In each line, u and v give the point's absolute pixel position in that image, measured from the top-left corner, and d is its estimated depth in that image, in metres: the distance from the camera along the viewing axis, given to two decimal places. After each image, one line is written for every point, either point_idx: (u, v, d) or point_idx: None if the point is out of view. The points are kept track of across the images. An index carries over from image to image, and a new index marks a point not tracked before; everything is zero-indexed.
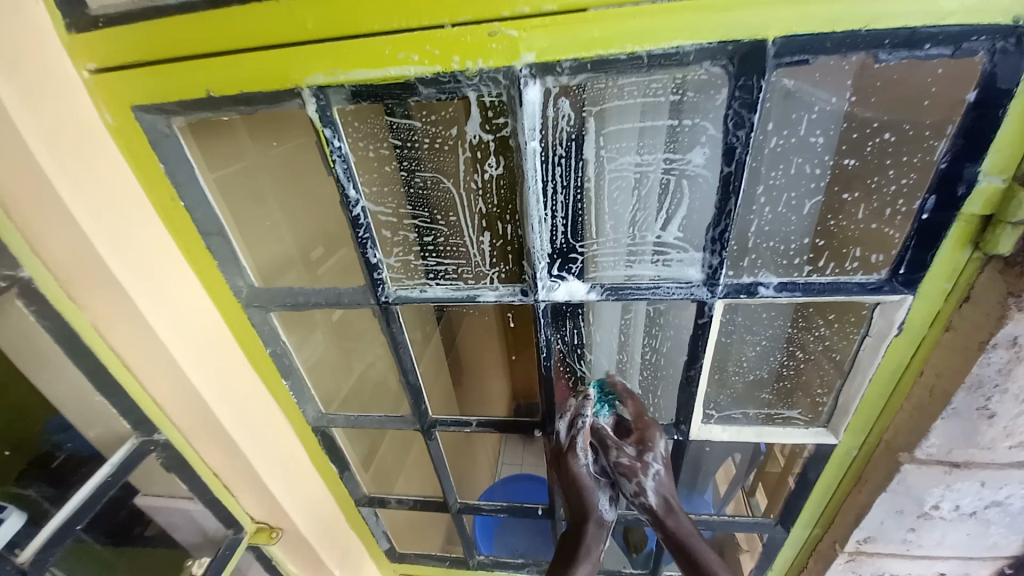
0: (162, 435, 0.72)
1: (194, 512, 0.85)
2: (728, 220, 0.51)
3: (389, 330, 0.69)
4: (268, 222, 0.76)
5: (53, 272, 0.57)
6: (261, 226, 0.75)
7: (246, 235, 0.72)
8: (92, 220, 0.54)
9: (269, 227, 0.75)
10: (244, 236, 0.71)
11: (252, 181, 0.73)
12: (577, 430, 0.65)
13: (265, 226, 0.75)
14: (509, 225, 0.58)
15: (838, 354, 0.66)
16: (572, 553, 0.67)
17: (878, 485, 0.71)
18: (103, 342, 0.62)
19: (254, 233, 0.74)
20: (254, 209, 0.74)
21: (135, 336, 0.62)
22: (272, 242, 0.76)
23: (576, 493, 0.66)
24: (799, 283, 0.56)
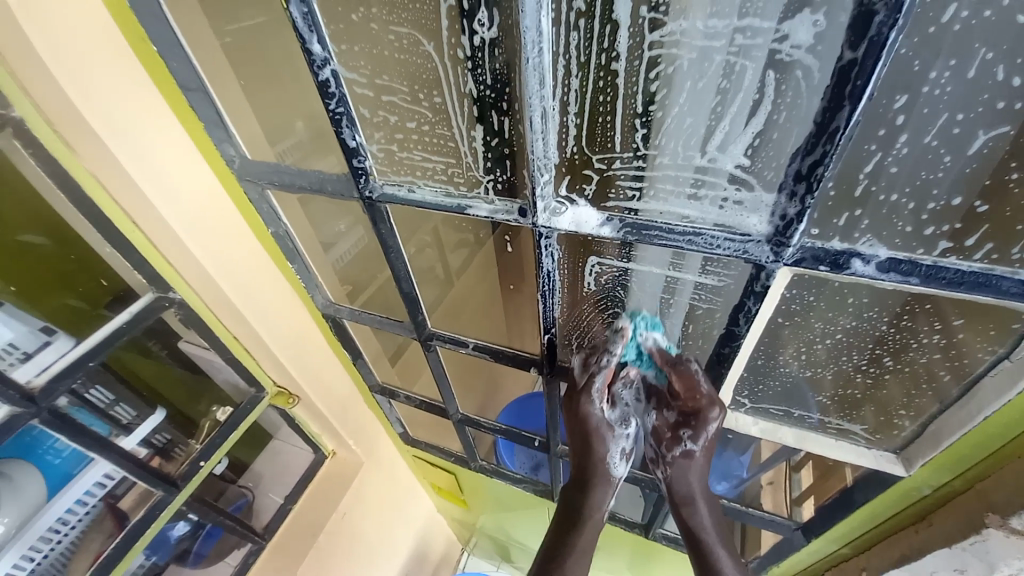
0: (176, 294, 0.75)
1: (221, 367, 0.92)
2: (829, 145, 0.33)
3: (378, 230, 0.62)
4: (303, 101, 0.60)
5: (42, 113, 0.55)
6: (296, 115, 0.61)
7: (267, 124, 0.64)
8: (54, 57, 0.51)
9: (305, 108, 0.60)
10: (256, 118, 0.64)
11: (280, 44, 0.57)
12: (599, 368, 0.60)
13: (300, 110, 0.60)
14: (506, 117, 0.44)
15: (944, 373, 0.46)
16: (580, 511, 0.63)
17: (944, 536, 0.54)
18: (108, 196, 0.63)
19: (278, 123, 0.63)
20: (287, 92, 0.61)
21: (128, 190, 0.62)
22: (309, 133, 0.62)
23: (590, 439, 0.62)
24: (919, 266, 0.37)
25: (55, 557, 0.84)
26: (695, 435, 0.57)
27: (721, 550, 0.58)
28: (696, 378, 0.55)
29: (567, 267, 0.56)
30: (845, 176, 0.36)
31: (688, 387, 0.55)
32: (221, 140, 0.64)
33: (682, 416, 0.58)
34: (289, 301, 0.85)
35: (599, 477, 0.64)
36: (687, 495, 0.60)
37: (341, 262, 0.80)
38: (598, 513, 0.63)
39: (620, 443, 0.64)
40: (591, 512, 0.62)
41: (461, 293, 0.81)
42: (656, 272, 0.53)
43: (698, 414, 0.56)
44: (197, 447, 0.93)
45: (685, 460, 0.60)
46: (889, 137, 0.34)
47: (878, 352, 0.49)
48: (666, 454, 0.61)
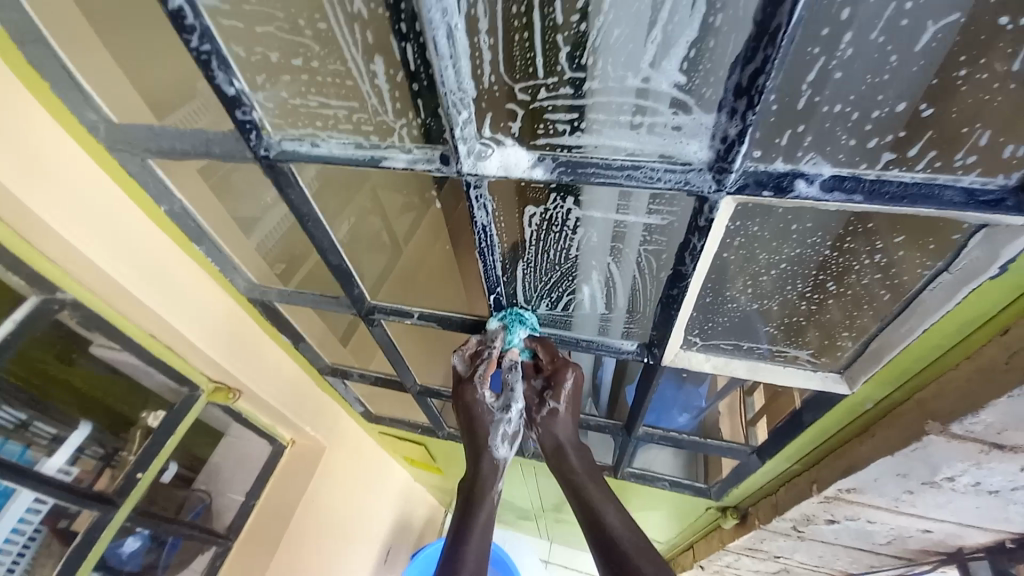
0: (65, 294, 0.66)
1: (142, 369, 0.82)
2: (770, 48, 0.29)
3: (287, 196, 0.54)
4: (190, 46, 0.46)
5: None
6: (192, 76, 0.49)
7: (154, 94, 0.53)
8: None
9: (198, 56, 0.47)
10: (131, 84, 0.53)
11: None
12: (479, 359, 0.65)
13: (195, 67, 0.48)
14: (407, 44, 0.36)
15: (885, 293, 0.46)
16: (473, 492, 0.62)
17: (887, 445, 0.57)
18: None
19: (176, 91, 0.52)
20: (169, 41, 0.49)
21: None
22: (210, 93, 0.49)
23: (477, 423, 0.65)
24: (862, 181, 0.36)
25: None
26: (555, 394, 0.64)
27: (607, 506, 0.57)
28: (552, 348, 0.66)
29: (503, 216, 0.50)
30: (788, 86, 0.32)
31: (550, 355, 0.65)
32: (77, 103, 0.53)
33: (545, 382, 0.64)
34: (205, 284, 0.76)
35: (488, 456, 0.65)
36: (569, 463, 0.63)
37: (265, 242, 0.70)
38: (492, 493, 0.63)
39: (503, 426, 0.65)
40: (487, 491, 0.62)
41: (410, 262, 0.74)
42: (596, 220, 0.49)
43: (556, 375, 0.64)
44: (132, 458, 0.84)
45: (550, 419, 0.64)
46: (832, 38, 0.30)
47: (822, 278, 0.47)
48: (535, 417, 0.65)
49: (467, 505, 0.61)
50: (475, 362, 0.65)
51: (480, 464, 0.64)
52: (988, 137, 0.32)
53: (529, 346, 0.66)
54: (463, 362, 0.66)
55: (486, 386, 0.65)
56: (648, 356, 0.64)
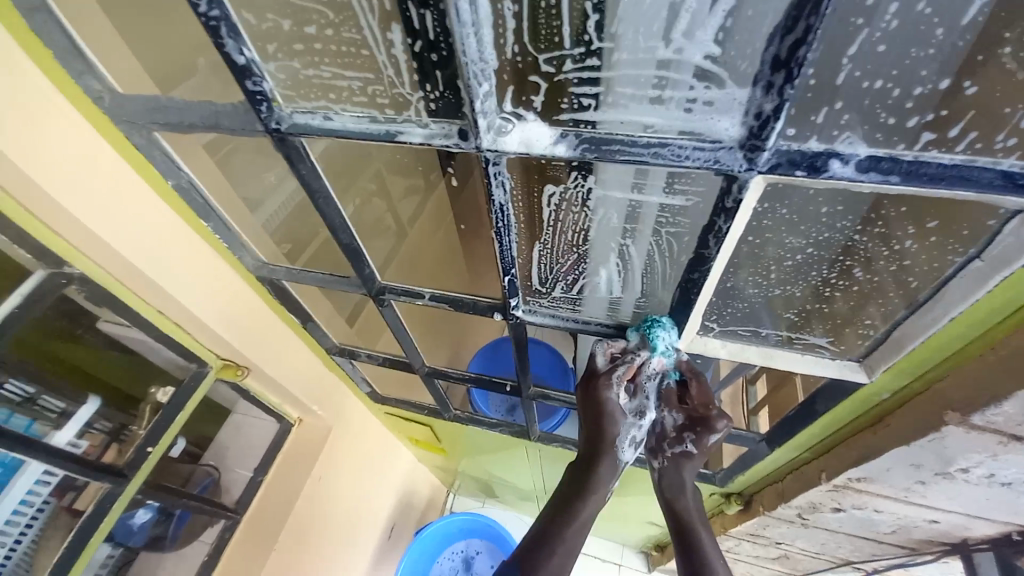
0: (74, 268, 0.65)
1: (151, 346, 0.82)
2: (814, 17, 0.27)
3: (298, 172, 0.53)
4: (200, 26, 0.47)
5: None
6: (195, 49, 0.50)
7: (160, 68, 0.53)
8: None
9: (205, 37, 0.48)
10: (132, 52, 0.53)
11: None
12: (622, 361, 0.61)
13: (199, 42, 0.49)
14: (427, 11, 0.34)
15: (913, 280, 0.45)
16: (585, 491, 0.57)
17: (902, 436, 0.56)
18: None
19: (178, 64, 0.52)
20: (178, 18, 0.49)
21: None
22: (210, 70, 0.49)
23: (603, 422, 0.59)
24: (900, 162, 0.34)
25: (19, 558, 0.76)
26: (699, 440, 0.60)
27: (706, 539, 0.57)
28: (710, 391, 0.60)
29: (521, 197, 0.49)
30: (829, 59, 0.30)
31: (703, 397, 0.60)
32: (80, 71, 0.52)
33: (692, 421, 0.60)
34: (214, 263, 0.75)
35: (610, 456, 0.59)
36: (676, 486, 0.60)
37: (272, 220, 0.70)
38: (604, 490, 0.58)
39: (631, 432, 0.61)
40: (594, 489, 0.57)
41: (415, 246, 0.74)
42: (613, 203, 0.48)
43: (709, 419, 0.59)
44: (142, 433, 0.85)
45: (681, 458, 0.61)
46: (879, 7, 0.28)
47: (847, 263, 0.46)
48: (664, 450, 0.62)
49: (566, 500, 0.57)
50: (618, 364, 0.61)
51: (593, 464, 0.59)
52: None
53: (680, 370, 0.61)
54: (608, 362, 0.61)
55: (621, 388, 0.60)
56: None
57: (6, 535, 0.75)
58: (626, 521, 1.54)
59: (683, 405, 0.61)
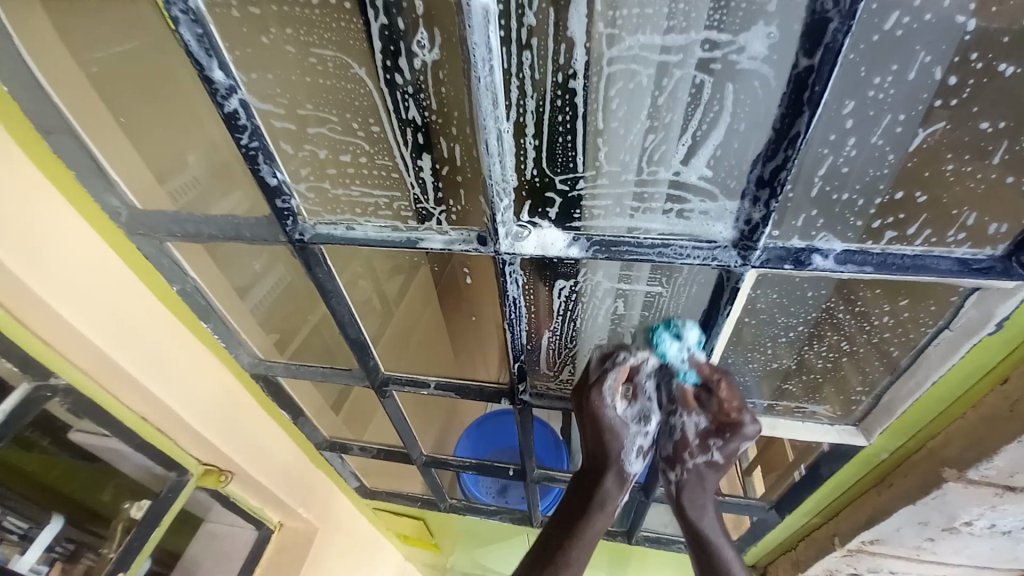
0: (60, 379, 0.62)
1: (129, 456, 0.76)
2: (791, 149, 0.33)
3: (314, 276, 0.55)
4: (198, 131, 0.52)
5: None
6: (187, 147, 0.54)
7: (150, 158, 0.55)
8: None
9: (201, 139, 0.53)
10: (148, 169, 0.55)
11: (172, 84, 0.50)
12: (611, 365, 0.53)
13: (194, 142, 0.53)
14: (456, 144, 0.40)
15: (894, 349, 0.50)
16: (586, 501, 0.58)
17: (906, 495, 0.58)
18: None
19: (168, 157, 0.55)
20: (171, 121, 0.53)
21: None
22: (206, 167, 0.54)
23: (607, 440, 0.57)
24: (870, 255, 0.39)
25: None
26: (726, 444, 0.56)
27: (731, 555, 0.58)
28: (735, 390, 0.53)
29: (532, 291, 0.53)
30: (802, 178, 0.37)
31: (727, 398, 0.53)
32: (100, 190, 0.54)
33: (717, 425, 0.55)
34: (209, 363, 0.73)
35: (616, 470, 0.58)
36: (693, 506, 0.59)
37: (263, 306, 0.70)
38: (610, 504, 0.58)
39: (637, 438, 0.58)
40: (602, 501, 0.58)
41: (403, 321, 0.76)
42: (608, 295, 0.54)
43: (733, 422, 0.54)
44: (111, 557, 0.78)
45: (699, 466, 0.58)
46: (840, 140, 0.35)
47: (834, 337, 0.51)
48: (686, 461, 0.58)
49: (573, 518, 0.58)
50: (611, 366, 0.53)
51: (600, 486, 0.58)
52: (973, 218, 0.37)
53: (699, 372, 0.52)
54: (598, 363, 0.54)
55: (616, 395, 0.55)
56: None
57: None
58: None
59: (700, 401, 0.55)
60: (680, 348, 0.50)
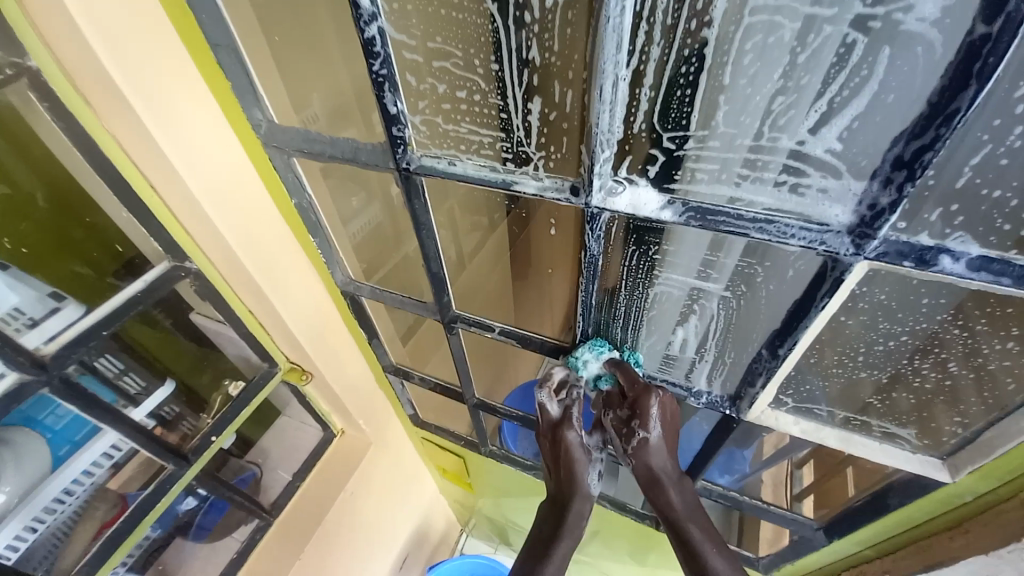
0: (192, 263, 0.72)
1: (235, 342, 0.89)
2: (944, 128, 0.30)
3: (411, 206, 0.59)
4: (330, 75, 0.60)
5: (62, 67, 0.53)
6: (315, 87, 0.61)
7: (292, 88, 0.61)
8: (90, 21, 0.49)
9: (330, 80, 0.61)
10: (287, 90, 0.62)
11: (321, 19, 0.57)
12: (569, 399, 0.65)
13: (320, 83, 0.61)
14: (570, 89, 0.41)
15: (1011, 381, 0.44)
16: (544, 542, 0.62)
17: (982, 544, 0.53)
18: (116, 144, 0.59)
19: (304, 89, 0.62)
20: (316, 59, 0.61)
21: (141, 141, 0.58)
22: (326, 106, 0.61)
23: (568, 465, 0.64)
24: (1013, 266, 0.35)
25: (57, 526, 0.81)
26: (642, 425, 0.58)
27: (712, 551, 0.54)
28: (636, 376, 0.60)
29: (612, 251, 0.53)
30: (949, 166, 0.33)
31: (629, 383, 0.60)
32: (247, 102, 0.60)
33: (629, 412, 0.58)
34: (307, 274, 0.82)
35: (581, 495, 0.64)
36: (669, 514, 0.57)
37: (360, 232, 0.77)
38: (576, 529, 0.63)
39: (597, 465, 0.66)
40: (570, 524, 0.62)
41: (472, 276, 0.79)
42: (689, 274, 0.54)
43: (641, 401, 0.57)
44: (209, 422, 0.91)
45: (641, 449, 0.59)
46: (1004, 129, 0.31)
47: (941, 355, 0.47)
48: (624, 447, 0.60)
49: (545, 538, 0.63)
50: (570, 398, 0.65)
51: (569, 505, 0.64)
52: None
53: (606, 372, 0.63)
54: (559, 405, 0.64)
55: (575, 423, 0.64)
56: (730, 407, 0.62)
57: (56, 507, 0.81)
58: None
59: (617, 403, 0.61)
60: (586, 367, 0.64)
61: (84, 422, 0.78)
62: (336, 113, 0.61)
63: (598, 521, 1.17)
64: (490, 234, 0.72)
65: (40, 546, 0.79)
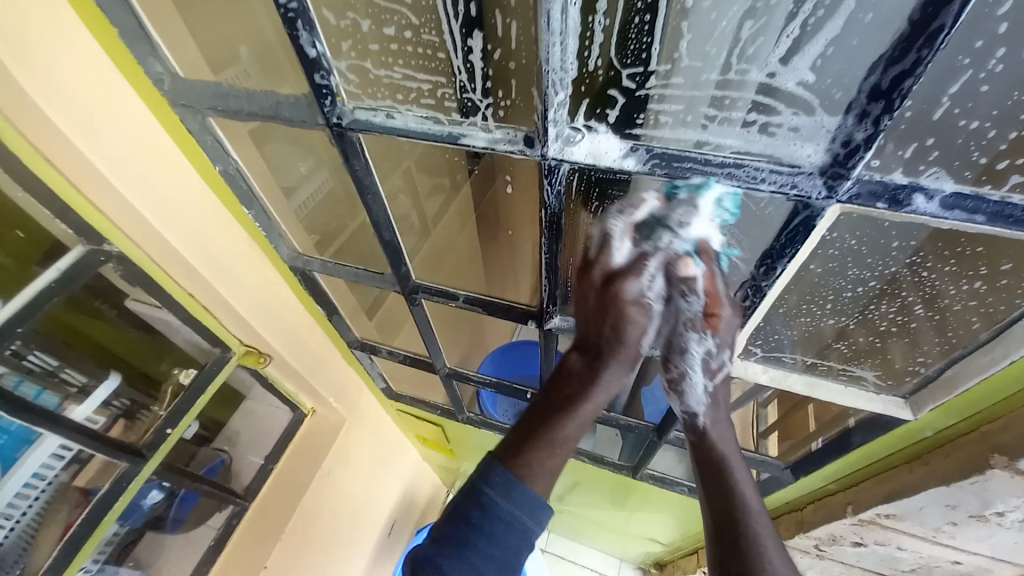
0: (113, 247, 0.64)
1: (179, 329, 0.82)
2: (927, 49, 0.26)
3: (350, 167, 0.53)
4: (250, 22, 0.52)
5: None
6: (242, 43, 0.53)
7: (208, 49, 0.54)
8: None
9: (252, 28, 0.52)
10: (197, 44, 0.54)
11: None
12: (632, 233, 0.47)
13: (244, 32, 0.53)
14: (513, 21, 0.36)
15: (974, 320, 0.44)
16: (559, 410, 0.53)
17: (940, 477, 0.55)
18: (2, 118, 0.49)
19: (224, 44, 0.54)
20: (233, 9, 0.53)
21: (16, 106, 0.48)
22: (256, 59, 0.53)
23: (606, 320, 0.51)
24: (986, 203, 0.33)
25: (22, 530, 0.76)
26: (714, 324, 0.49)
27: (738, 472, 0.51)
28: (720, 285, 0.48)
29: (573, 212, 0.50)
30: (928, 95, 0.30)
31: (711, 292, 0.47)
32: (144, 53, 0.52)
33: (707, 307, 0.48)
34: (250, 252, 0.75)
35: (617, 353, 0.52)
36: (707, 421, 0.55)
37: (306, 208, 0.70)
38: (602, 397, 0.53)
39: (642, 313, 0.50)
40: (598, 389, 0.53)
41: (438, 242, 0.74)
42: None
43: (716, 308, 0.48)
44: (161, 414, 0.85)
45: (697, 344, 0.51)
46: (986, 52, 0.29)
47: (907, 297, 0.46)
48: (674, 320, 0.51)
49: (563, 399, 0.53)
50: (650, 249, 0.48)
51: (599, 368, 0.53)
52: None
53: (698, 252, 0.47)
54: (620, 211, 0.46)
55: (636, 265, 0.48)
56: None
57: (15, 508, 0.75)
58: (626, 533, 1.52)
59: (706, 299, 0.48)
60: (682, 237, 0.46)
61: (24, 426, 0.70)
62: (262, 63, 0.52)
63: (577, 475, 1.20)
64: (454, 194, 0.67)
65: (12, 548, 0.75)
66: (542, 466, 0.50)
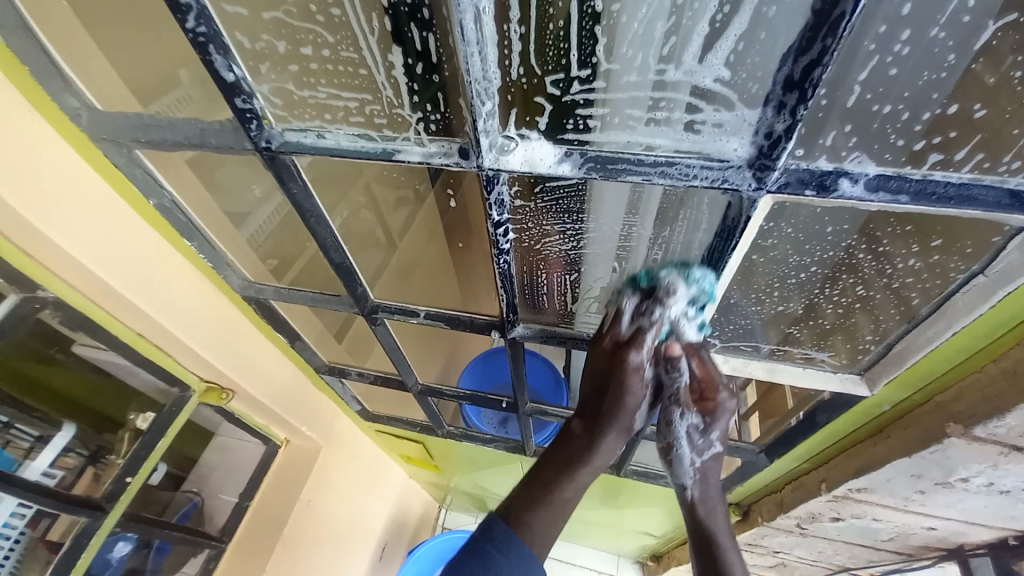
0: (47, 291, 0.61)
1: (130, 371, 0.78)
2: (831, 38, 0.27)
3: (288, 192, 0.51)
4: (174, 41, 0.46)
5: None
6: (177, 61, 0.47)
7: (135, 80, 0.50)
8: None
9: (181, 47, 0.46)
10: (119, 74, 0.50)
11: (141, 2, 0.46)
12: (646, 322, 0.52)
13: (181, 54, 0.46)
14: (430, 33, 0.35)
15: (914, 296, 0.46)
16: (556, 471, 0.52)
17: (903, 448, 0.56)
18: None
19: (156, 74, 0.49)
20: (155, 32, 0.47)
21: None
22: (196, 84, 0.47)
23: (611, 387, 0.53)
24: (909, 181, 0.34)
25: None
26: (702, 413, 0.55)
27: (725, 537, 0.54)
28: (715, 373, 0.54)
29: (525, 220, 0.49)
30: (841, 83, 0.31)
31: (706, 377, 0.54)
32: (58, 88, 0.49)
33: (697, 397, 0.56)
34: (198, 284, 0.72)
35: (617, 423, 0.53)
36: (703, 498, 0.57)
37: (260, 236, 0.66)
38: (599, 464, 0.53)
39: (681, 424, 0.56)
40: (595, 456, 0.53)
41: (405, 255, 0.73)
42: (608, 241, 0.52)
43: (708, 398, 0.55)
44: (119, 462, 0.80)
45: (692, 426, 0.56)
46: (891, 35, 0.29)
47: (850, 280, 0.47)
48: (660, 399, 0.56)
49: (559, 462, 0.53)
50: (648, 322, 0.52)
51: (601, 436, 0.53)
52: None
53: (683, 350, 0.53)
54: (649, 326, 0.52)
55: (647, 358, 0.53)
56: None
57: None
58: (619, 530, 1.52)
59: (697, 400, 0.56)
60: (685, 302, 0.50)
61: None
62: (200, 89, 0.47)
63: None
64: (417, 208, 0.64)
65: None
66: (536, 519, 0.48)
